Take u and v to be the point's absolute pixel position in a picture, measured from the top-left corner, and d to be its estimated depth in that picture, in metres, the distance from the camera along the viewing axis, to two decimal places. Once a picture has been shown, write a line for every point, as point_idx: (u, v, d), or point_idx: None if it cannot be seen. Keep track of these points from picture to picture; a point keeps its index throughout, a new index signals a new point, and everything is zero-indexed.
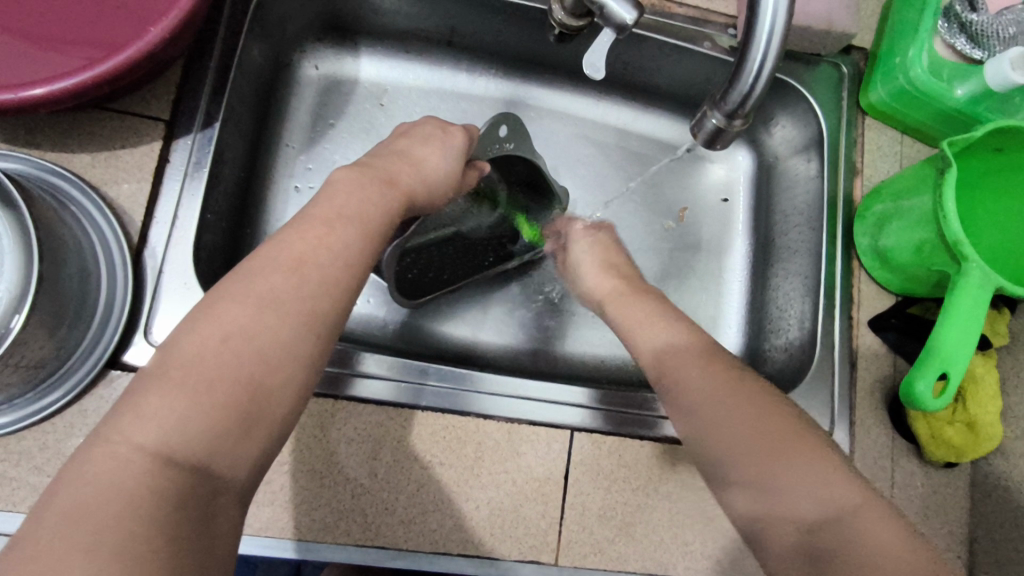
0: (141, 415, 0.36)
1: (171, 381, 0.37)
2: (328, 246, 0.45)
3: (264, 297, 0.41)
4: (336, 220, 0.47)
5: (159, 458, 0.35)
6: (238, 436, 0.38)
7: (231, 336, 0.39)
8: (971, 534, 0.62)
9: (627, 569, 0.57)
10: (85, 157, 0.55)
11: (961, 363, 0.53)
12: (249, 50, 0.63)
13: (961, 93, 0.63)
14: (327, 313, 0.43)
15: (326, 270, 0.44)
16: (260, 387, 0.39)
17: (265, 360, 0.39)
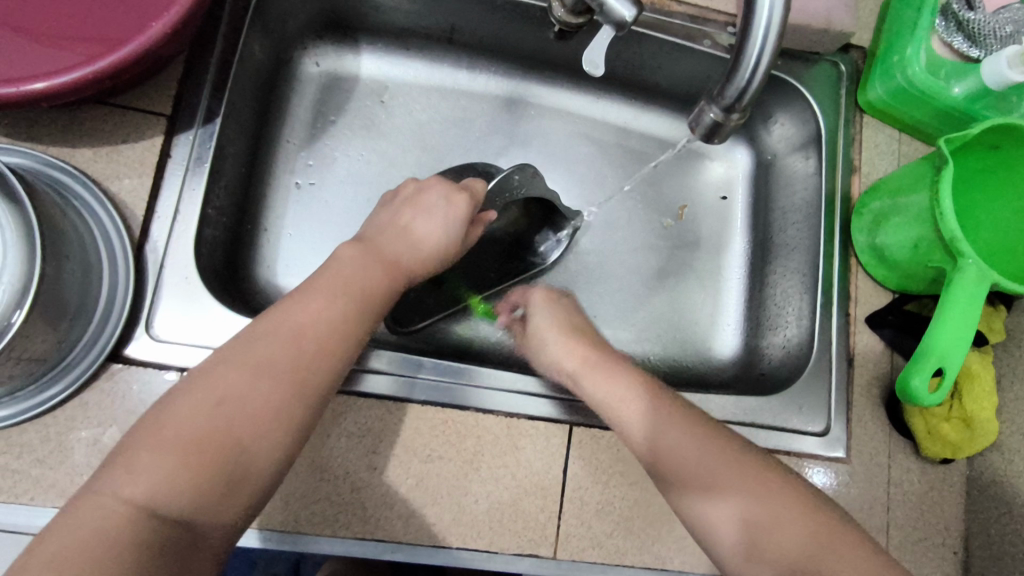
0: (132, 472, 0.39)
1: (162, 442, 0.41)
2: (325, 317, 0.48)
3: (260, 365, 0.45)
4: (337, 292, 0.50)
5: (143, 511, 0.38)
6: (219, 496, 0.41)
7: (224, 403, 0.43)
8: (966, 529, 0.63)
9: (625, 563, 0.57)
10: (87, 152, 0.56)
11: (956, 359, 0.53)
12: (251, 46, 0.63)
13: (958, 91, 0.64)
14: (318, 378, 0.46)
15: (323, 341, 0.48)
16: (243, 451, 0.42)
17: (258, 426, 0.43)
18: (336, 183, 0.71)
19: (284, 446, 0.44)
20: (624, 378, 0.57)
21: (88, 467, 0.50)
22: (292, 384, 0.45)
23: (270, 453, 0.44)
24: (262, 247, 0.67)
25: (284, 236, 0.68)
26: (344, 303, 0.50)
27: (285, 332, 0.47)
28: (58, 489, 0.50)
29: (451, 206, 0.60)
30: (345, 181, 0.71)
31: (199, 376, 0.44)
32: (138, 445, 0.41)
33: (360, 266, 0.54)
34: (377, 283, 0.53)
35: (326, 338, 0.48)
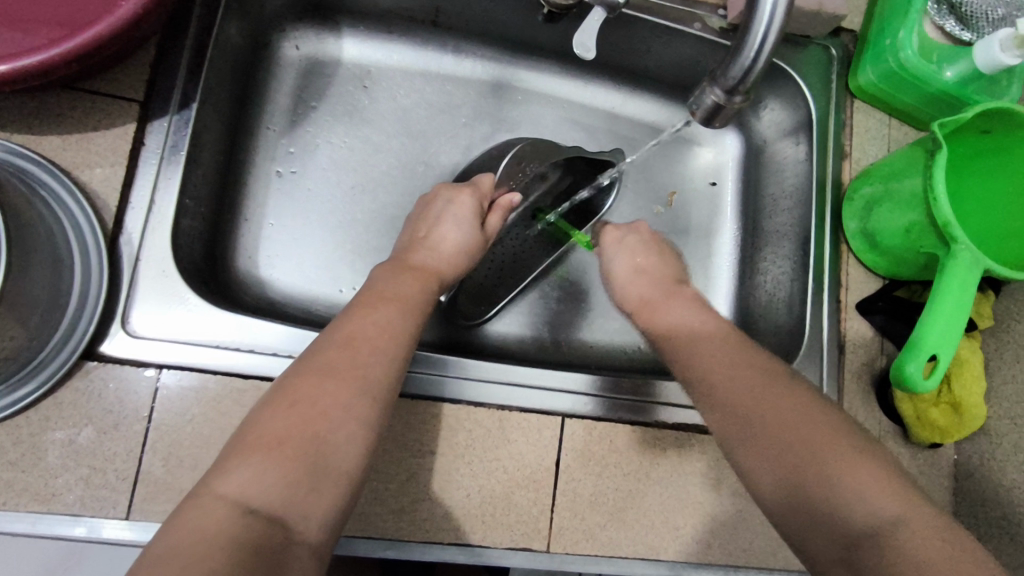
0: (227, 473, 0.38)
1: (252, 445, 0.39)
2: (373, 322, 0.47)
3: (324, 367, 0.43)
4: (379, 302, 0.49)
5: (236, 507, 0.36)
6: (309, 487, 0.39)
7: (300, 402, 0.41)
8: (955, 513, 0.63)
9: (619, 554, 0.56)
10: (55, 140, 0.53)
11: (949, 346, 0.53)
12: (227, 28, 0.61)
13: (951, 74, 0.64)
14: (376, 371, 0.45)
15: (375, 342, 0.46)
16: (324, 443, 0.40)
17: (329, 419, 0.41)
18: (319, 172, 0.68)
19: (361, 434, 0.42)
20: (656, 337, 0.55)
21: (63, 468, 0.48)
22: (357, 376, 0.44)
23: (352, 441, 0.41)
24: (242, 238, 0.65)
25: (265, 226, 0.66)
26: (386, 308, 0.49)
27: (338, 337, 0.46)
28: (33, 493, 0.48)
29: (456, 210, 0.60)
30: (327, 169, 0.68)
31: (278, 393, 0.42)
32: (230, 452, 0.39)
33: (393, 275, 0.53)
34: (411, 284, 0.53)
35: (376, 337, 0.46)
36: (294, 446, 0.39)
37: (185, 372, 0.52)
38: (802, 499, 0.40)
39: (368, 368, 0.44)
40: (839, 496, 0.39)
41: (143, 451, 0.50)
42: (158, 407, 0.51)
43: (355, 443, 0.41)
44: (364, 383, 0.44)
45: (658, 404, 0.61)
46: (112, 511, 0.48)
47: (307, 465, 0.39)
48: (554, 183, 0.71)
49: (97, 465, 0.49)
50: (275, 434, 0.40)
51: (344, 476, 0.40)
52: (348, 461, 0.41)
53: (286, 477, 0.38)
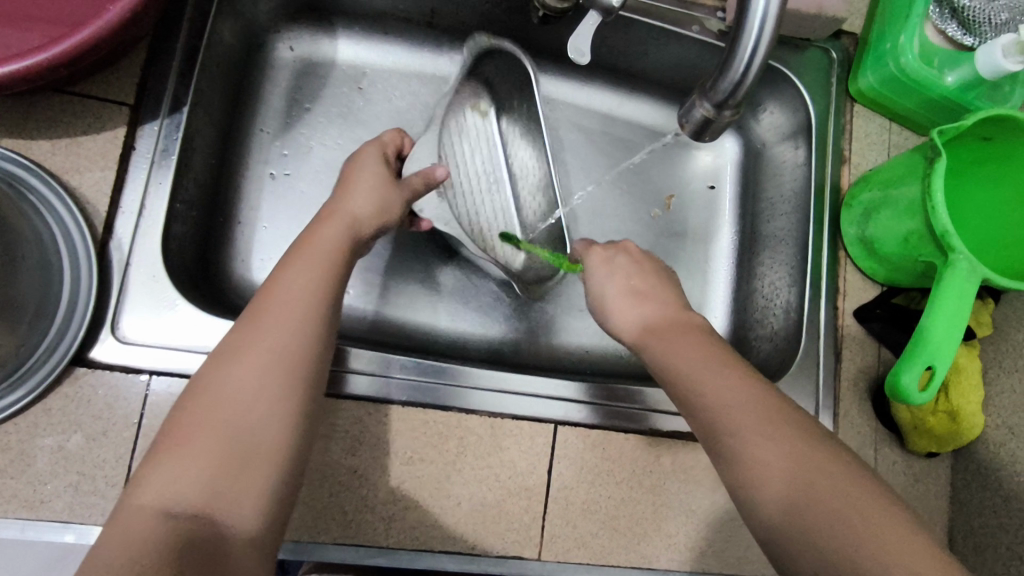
0: (145, 484, 0.38)
1: (179, 451, 0.39)
2: (283, 295, 0.45)
3: (233, 359, 0.42)
4: (291, 268, 0.47)
5: (155, 518, 0.36)
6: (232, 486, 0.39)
7: (214, 404, 0.41)
8: (950, 522, 0.63)
9: (610, 562, 0.56)
10: (44, 144, 0.53)
11: (947, 356, 0.52)
12: (219, 30, 0.60)
13: (951, 80, 0.62)
14: (301, 354, 0.44)
15: (283, 312, 0.44)
16: (238, 430, 0.40)
17: (242, 415, 0.41)
18: (313, 175, 0.68)
19: (277, 418, 0.41)
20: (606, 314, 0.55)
21: (52, 475, 0.48)
22: (264, 360, 0.42)
23: (268, 430, 0.41)
24: (235, 241, 0.64)
25: (258, 229, 0.65)
26: (303, 272, 0.47)
27: (248, 315, 0.45)
28: (22, 500, 0.48)
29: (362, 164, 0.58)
30: (321, 172, 0.68)
31: (191, 388, 0.42)
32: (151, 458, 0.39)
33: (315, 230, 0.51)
34: (333, 235, 0.51)
35: (279, 311, 0.44)
36: (206, 442, 0.39)
37: (174, 379, 0.52)
38: (797, 525, 0.37)
39: (275, 343, 0.43)
40: (835, 524, 0.36)
41: (132, 458, 0.50)
42: (148, 414, 0.51)
43: (274, 419, 0.41)
44: (275, 364, 0.42)
45: (649, 411, 0.60)
46: (101, 518, 0.48)
47: (226, 456, 0.39)
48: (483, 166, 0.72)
49: (86, 471, 0.49)
50: (193, 426, 0.40)
51: (269, 455, 0.40)
52: (272, 440, 0.41)
53: (203, 471, 0.38)
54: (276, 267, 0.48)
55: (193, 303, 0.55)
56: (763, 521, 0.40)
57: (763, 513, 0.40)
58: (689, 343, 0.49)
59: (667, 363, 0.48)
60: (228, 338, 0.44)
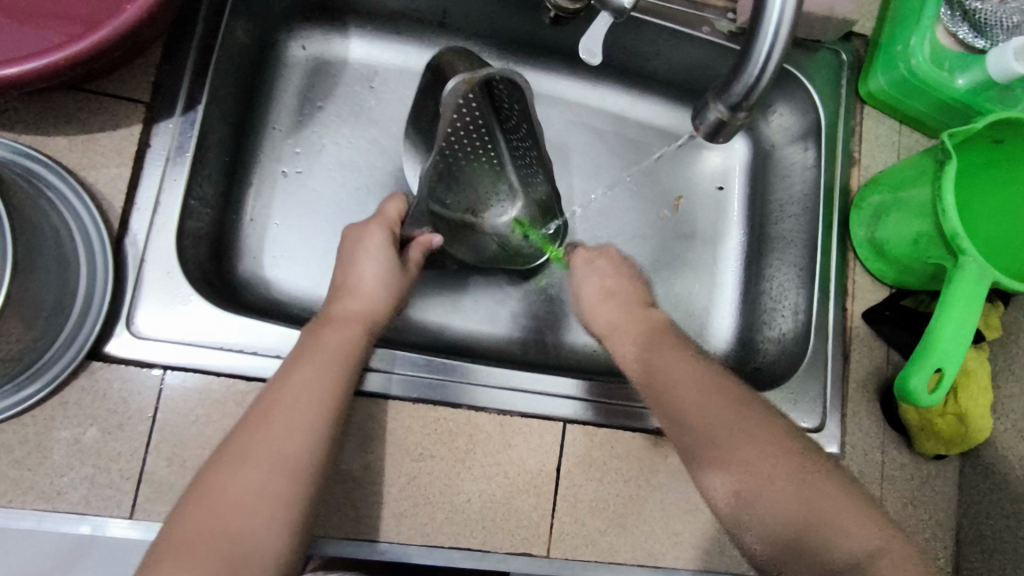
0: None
1: (184, 550, 0.39)
2: (292, 395, 0.47)
3: (237, 454, 0.44)
4: (300, 368, 0.49)
5: None
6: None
7: (218, 499, 0.42)
8: (958, 524, 0.63)
9: (618, 560, 0.56)
10: (61, 140, 0.53)
11: (956, 359, 0.52)
12: (234, 29, 0.61)
13: (962, 82, 0.62)
14: (306, 452, 0.45)
15: (291, 413, 0.46)
16: (235, 533, 0.41)
17: (246, 510, 0.42)
18: (324, 173, 0.68)
19: (279, 511, 0.42)
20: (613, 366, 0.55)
21: (68, 467, 0.49)
22: (270, 456, 0.44)
23: (269, 520, 0.42)
24: (247, 238, 0.65)
25: (271, 226, 0.66)
26: (313, 372, 0.49)
27: (256, 413, 0.46)
28: (39, 491, 0.48)
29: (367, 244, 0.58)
30: (333, 170, 0.68)
31: (194, 488, 0.43)
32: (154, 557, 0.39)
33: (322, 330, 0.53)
34: (344, 337, 0.53)
35: (289, 408, 0.46)
36: (210, 544, 0.40)
37: (188, 374, 0.52)
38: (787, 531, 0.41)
39: (281, 448, 0.44)
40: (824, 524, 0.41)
41: (147, 451, 0.50)
42: (162, 408, 0.51)
43: (272, 524, 0.42)
44: (280, 463, 0.44)
45: (656, 411, 0.60)
46: (116, 510, 0.49)
47: (225, 561, 0.39)
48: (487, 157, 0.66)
49: (102, 464, 0.49)
50: (193, 527, 0.40)
51: (263, 560, 0.41)
52: (269, 546, 0.41)
53: (199, 574, 0.38)
54: (284, 367, 0.50)
55: (207, 299, 0.55)
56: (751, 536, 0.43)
57: (761, 527, 0.42)
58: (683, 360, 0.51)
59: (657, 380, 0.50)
60: (234, 435, 0.45)
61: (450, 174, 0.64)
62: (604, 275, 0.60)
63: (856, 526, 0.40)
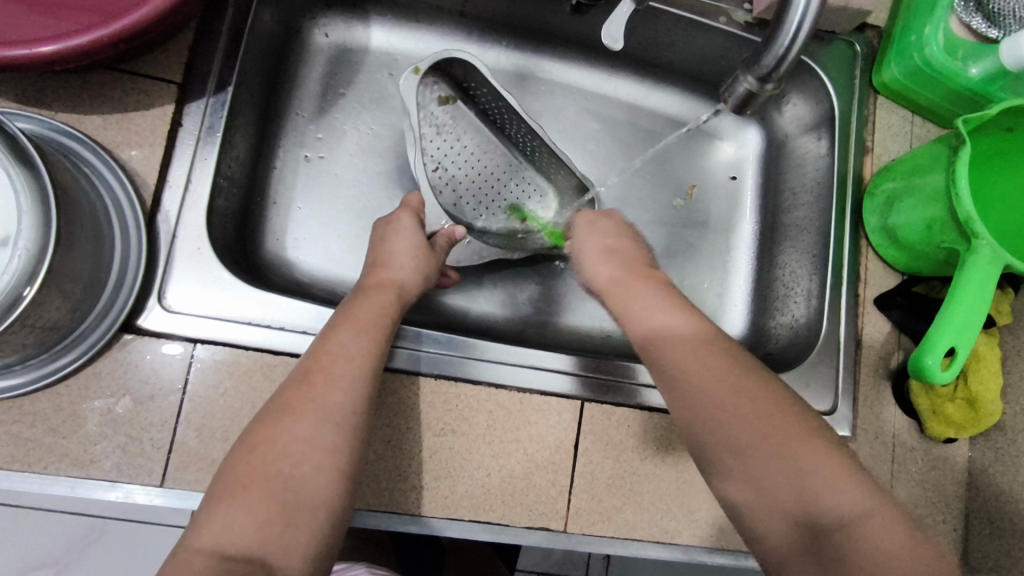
0: (201, 527, 0.38)
1: (240, 495, 0.40)
2: (330, 351, 0.49)
3: (280, 411, 0.45)
4: (339, 329, 0.51)
5: (216, 556, 0.37)
6: (282, 524, 0.39)
7: (266, 452, 0.42)
8: (968, 507, 0.64)
9: (634, 536, 0.58)
10: (97, 119, 0.55)
11: (967, 340, 0.53)
12: (262, 14, 0.62)
13: (975, 72, 0.64)
14: (346, 406, 0.46)
15: (332, 370, 0.48)
16: (290, 477, 0.41)
17: (291, 457, 0.42)
18: (347, 157, 0.70)
19: (328, 463, 0.43)
20: (632, 305, 0.53)
21: (101, 436, 0.50)
22: (316, 410, 0.45)
23: (318, 471, 0.42)
24: (271, 220, 0.66)
25: (294, 210, 0.67)
26: (353, 332, 0.51)
27: (297, 375, 0.48)
28: (72, 459, 0.50)
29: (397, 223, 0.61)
30: (355, 155, 0.70)
31: (240, 441, 0.43)
32: (205, 507, 0.40)
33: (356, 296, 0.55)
34: (379, 302, 0.54)
35: (331, 367, 0.48)
36: (260, 488, 0.40)
37: (218, 348, 0.54)
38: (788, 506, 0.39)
39: (325, 400, 0.46)
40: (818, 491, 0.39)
41: (177, 421, 0.52)
42: (192, 381, 0.52)
43: (321, 476, 0.43)
44: (323, 415, 0.45)
45: (650, 388, 0.61)
46: (147, 478, 0.50)
47: (278, 503, 0.40)
48: (500, 161, 0.73)
49: (134, 433, 0.51)
50: (247, 473, 0.41)
51: (318, 506, 0.42)
52: (321, 492, 0.42)
53: (257, 516, 0.39)
54: (322, 335, 0.51)
55: (237, 276, 0.57)
56: (759, 527, 0.40)
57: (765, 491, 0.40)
58: (703, 353, 0.47)
59: (672, 376, 0.47)
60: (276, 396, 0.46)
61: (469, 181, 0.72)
62: (606, 244, 0.60)
63: (856, 500, 0.38)
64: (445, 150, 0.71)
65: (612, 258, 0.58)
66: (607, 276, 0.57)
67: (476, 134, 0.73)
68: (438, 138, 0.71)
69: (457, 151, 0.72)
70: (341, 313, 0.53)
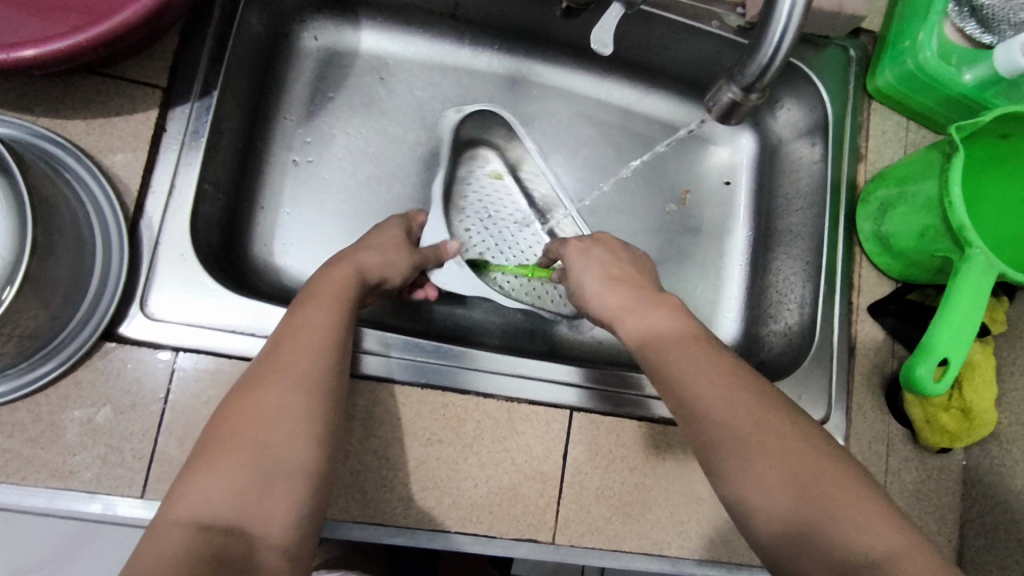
0: (180, 498, 0.39)
1: (216, 464, 0.41)
2: (301, 320, 0.48)
3: (252, 382, 0.45)
4: (312, 298, 0.50)
5: (195, 528, 0.38)
6: (259, 492, 0.40)
7: (240, 421, 0.43)
8: (962, 517, 0.64)
9: (624, 548, 0.57)
10: (79, 124, 0.54)
11: (961, 351, 0.52)
12: (248, 18, 0.61)
13: (969, 78, 0.63)
14: (320, 373, 0.46)
15: (302, 337, 0.47)
16: (265, 445, 0.42)
17: (265, 425, 0.43)
18: (335, 162, 0.69)
19: (302, 430, 0.43)
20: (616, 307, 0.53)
21: (81, 447, 0.50)
22: (288, 377, 0.45)
23: (293, 438, 0.43)
24: (259, 225, 0.65)
25: (282, 215, 0.66)
26: (326, 301, 0.50)
27: (269, 343, 0.48)
28: (51, 469, 0.49)
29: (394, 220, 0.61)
30: (344, 160, 0.69)
31: (219, 413, 0.44)
32: (183, 475, 0.41)
33: (333, 267, 0.54)
34: (351, 278, 0.53)
35: (302, 336, 0.47)
36: (236, 455, 0.41)
37: (200, 356, 0.53)
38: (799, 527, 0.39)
39: (295, 368, 0.45)
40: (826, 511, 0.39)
41: (158, 432, 0.51)
42: (174, 390, 0.52)
43: (297, 442, 0.43)
44: (295, 383, 0.45)
45: (645, 399, 0.61)
46: (128, 489, 0.50)
47: (252, 471, 0.41)
48: (522, 207, 0.74)
49: (114, 444, 0.50)
50: (224, 445, 0.42)
51: (296, 471, 0.42)
52: (296, 457, 0.42)
53: (233, 487, 0.40)
54: (293, 307, 0.50)
55: (220, 284, 0.56)
56: (766, 538, 0.40)
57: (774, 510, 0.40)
58: (696, 352, 0.47)
59: (675, 375, 0.46)
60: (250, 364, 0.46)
61: (488, 226, 0.72)
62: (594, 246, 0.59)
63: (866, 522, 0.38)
64: (468, 201, 0.72)
65: (619, 281, 0.55)
66: (618, 303, 0.53)
67: (500, 184, 0.74)
68: (467, 189, 0.72)
69: (480, 200, 0.73)
70: (314, 284, 0.52)
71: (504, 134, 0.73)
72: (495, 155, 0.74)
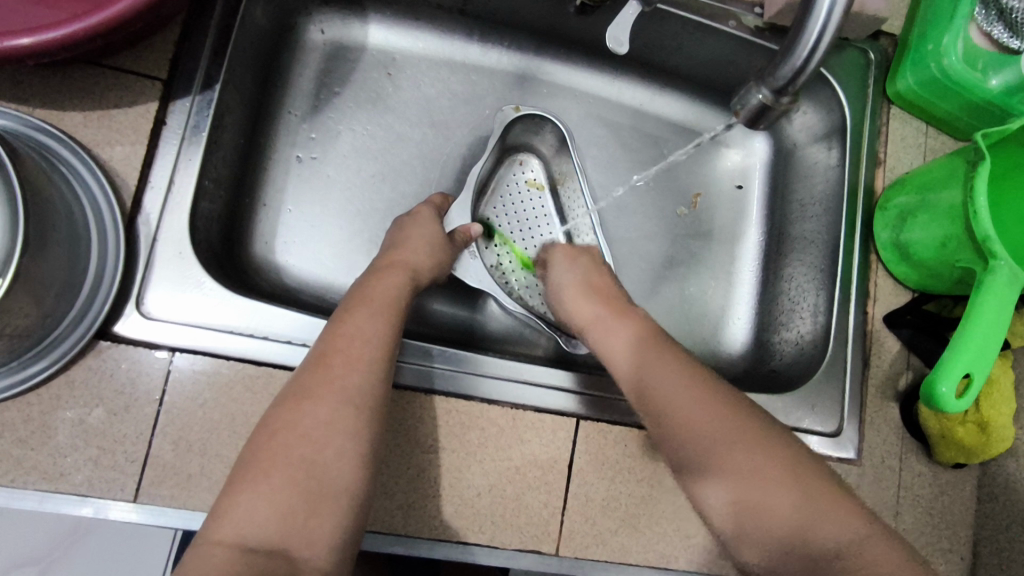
0: (223, 517, 0.39)
1: (261, 482, 0.41)
2: (345, 332, 0.48)
3: (299, 395, 0.45)
4: (356, 309, 0.50)
5: (236, 548, 0.38)
6: (304, 513, 0.40)
7: (284, 436, 0.43)
8: (977, 534, 0.62)
9: (629, 561, 0.55)
10: (76, 115, 0.53)
11: (983, 365, 0.51)
12: (253, 9, 0.60)
13: (995, 83, 0.61)
14: (364, 388, 0.46)
15: (349, 351, 0.47)
16: (313, 465, 0.42)
17: (314, 441, 0.43)
18: (340, 158, 0.67)
19: (349, 447, 0.43)
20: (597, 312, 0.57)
21: (73, 448, 0.48)
22: (336, 393, 0.45)
23: (340, 457, 0.43)
24: (260, 222, 0.64)
25: (284, 212, 0.65)
26: (372, 313, 0.50)
27: (315, 354, 0.47)
28: (41, 471, 0.47)
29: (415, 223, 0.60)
30: (348, 157, 0.67)
31: (263, 426, 0.44)
32: (226, 492, 0.41)
33: (376, 276, 0.55)
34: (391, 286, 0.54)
35: (349, 349, 0.47)
36: (282, 474, 0.41)
37: (198, 356, 0.51)
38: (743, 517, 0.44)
39: (343, 383, 0.45)
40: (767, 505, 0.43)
41: (153, 434, 0.49)
42: (169, 392, 0.50)
43: (344, 459, 0.43)
44: (342, 399, 0.45)
45: None
46: (120, 493, 0.48)
47: (299, 490, 0.41)
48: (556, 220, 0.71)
49: (107, 445, 0.49)
50: (269, 462, 0.42)
51: (339, 493, 0.42)
52: (343, 477, 0.42)
53: (280, 508, 0.40)
54: (337, 315, 0.50)
55: (220, 283, 0.54)
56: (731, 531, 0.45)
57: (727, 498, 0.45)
58: (662, 358, 0.51)
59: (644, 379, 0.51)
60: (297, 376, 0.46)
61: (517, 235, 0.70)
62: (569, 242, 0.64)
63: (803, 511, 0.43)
64: (498, 209, 0.71)
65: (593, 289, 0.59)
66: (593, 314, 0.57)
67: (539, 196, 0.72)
68: (502, 199, 0.71)
69: (512, 209, 0.71)
70: (356, 292, 0.52)
71: (552, 143, 0.70)
72: (540, 163, 0.72)
